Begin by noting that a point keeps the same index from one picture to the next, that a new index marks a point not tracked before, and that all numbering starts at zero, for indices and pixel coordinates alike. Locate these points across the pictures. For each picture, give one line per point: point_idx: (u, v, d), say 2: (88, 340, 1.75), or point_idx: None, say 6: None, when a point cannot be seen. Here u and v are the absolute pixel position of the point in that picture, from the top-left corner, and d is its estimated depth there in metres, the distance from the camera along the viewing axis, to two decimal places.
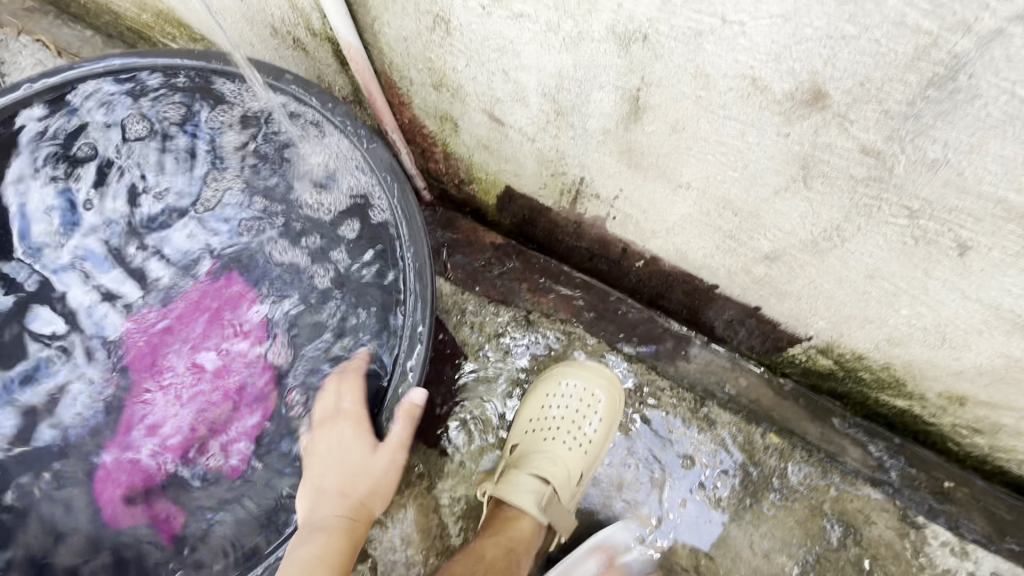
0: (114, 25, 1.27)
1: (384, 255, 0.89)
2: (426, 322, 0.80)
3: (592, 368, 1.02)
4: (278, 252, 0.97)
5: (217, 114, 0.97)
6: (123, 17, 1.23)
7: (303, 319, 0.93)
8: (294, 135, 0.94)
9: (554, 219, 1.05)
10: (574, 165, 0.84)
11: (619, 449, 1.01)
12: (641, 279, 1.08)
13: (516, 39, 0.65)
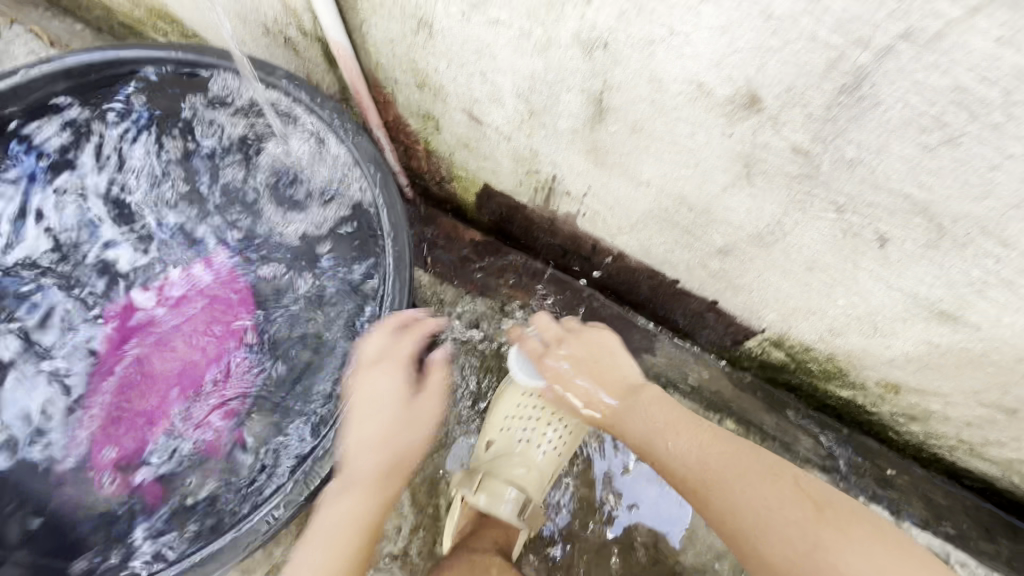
0: (106, 20, 1.30)
1: (369, 246, 0.92)
2: (404, 308, 0.82)
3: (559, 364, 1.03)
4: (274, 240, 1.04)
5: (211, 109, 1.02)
6: (115, 11, 1.26)
7: (295, 304, 1.00)
8: (285, 132, 0.98)
9: (529, 216, 1.11)
10: (547, 163, 0.90)
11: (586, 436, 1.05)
12: (611, 275, 1.14)
13: (492, 43, 0.72)
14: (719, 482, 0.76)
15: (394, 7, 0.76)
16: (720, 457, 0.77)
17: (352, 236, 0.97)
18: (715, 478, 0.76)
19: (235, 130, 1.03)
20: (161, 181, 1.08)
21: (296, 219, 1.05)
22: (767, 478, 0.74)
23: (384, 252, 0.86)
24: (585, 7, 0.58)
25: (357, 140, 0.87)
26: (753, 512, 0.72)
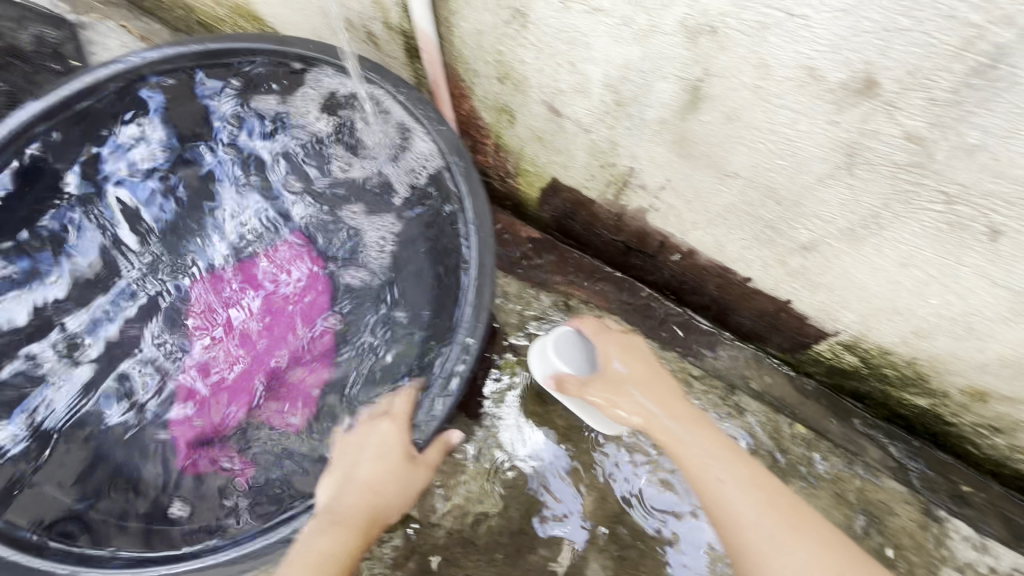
0: (185, 19, 1.35)
1: (446, 239, 0.92)
2: (488, 299, 0.80)
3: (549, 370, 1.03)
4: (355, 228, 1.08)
5: (294, 103, 1.03)
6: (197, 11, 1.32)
7: (377, 295, 1.04)
8: (373, 123, 1.00)
9: (596, 211, 1.11)
10: (625, 154, 0.90)
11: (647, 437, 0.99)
12: (675, 274, 1.14)
13: (589, 32, 0.73)
14: (704, 425, 0.81)
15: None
16: (704, 421, 0.81)
17: (431, 224, 0.96)
18: (701, 451, 0.78)
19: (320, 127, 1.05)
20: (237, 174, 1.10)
21: (377, 211, 1.05)
22: (750, 485, 0.74)
23: (464, 240, 0.86)
24: None
25: (442, 133, 0.88)
26: (724, 481, 0.74)
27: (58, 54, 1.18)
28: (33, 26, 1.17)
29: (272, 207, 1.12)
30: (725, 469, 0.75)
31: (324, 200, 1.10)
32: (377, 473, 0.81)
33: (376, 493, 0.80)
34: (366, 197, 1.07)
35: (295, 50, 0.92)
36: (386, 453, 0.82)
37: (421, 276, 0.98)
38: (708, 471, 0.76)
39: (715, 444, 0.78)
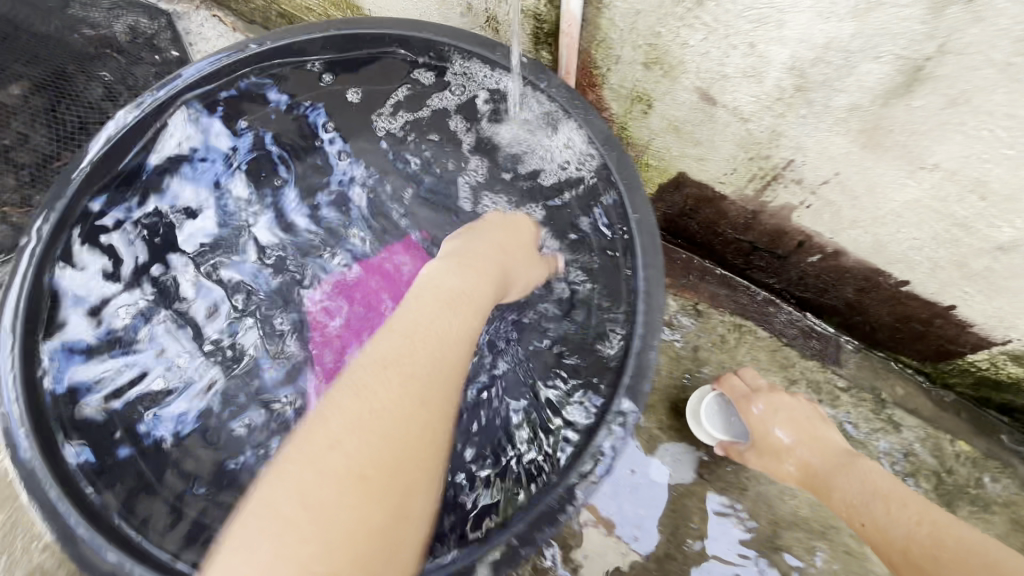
0: (266, 11, 1.24)
1: (610, 242, 0.83)
2: (660, 309, 0.70)
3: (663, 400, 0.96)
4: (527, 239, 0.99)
5: (427, 93, 0.98)
6: None
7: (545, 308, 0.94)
8: (510, 114, 0.95)
9: (725, 208, 1.04)
10: (789, 146, 0.82)
11: None
12: (805, 275, 1.07)
13: (789, 7, 0.65)
14: (863, 474, 0.81)
15: None
16: (849, 462, 0.83)
17: (592, 224, 0.88)
18: (867, 507, 0.77)
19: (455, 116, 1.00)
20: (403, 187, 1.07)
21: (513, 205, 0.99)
22: (919, 522, 0.72)
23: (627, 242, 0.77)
24: None
25: (596, 124, 0.81)
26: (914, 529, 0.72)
27: (153, 45, 1.13)
28: (126, 16, 1.12)
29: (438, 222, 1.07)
30: (904, 524, 0.73)
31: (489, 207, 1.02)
32: (456, 268, 0.79)
33: (443, 299, 0.74)
34: (498, 190, 1.02)
35: (423, 35, 0.85)
36: (466, 266, 0.80)
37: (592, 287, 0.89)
38: (894, 530, 0.73)
39: (890, 492, 0.77)
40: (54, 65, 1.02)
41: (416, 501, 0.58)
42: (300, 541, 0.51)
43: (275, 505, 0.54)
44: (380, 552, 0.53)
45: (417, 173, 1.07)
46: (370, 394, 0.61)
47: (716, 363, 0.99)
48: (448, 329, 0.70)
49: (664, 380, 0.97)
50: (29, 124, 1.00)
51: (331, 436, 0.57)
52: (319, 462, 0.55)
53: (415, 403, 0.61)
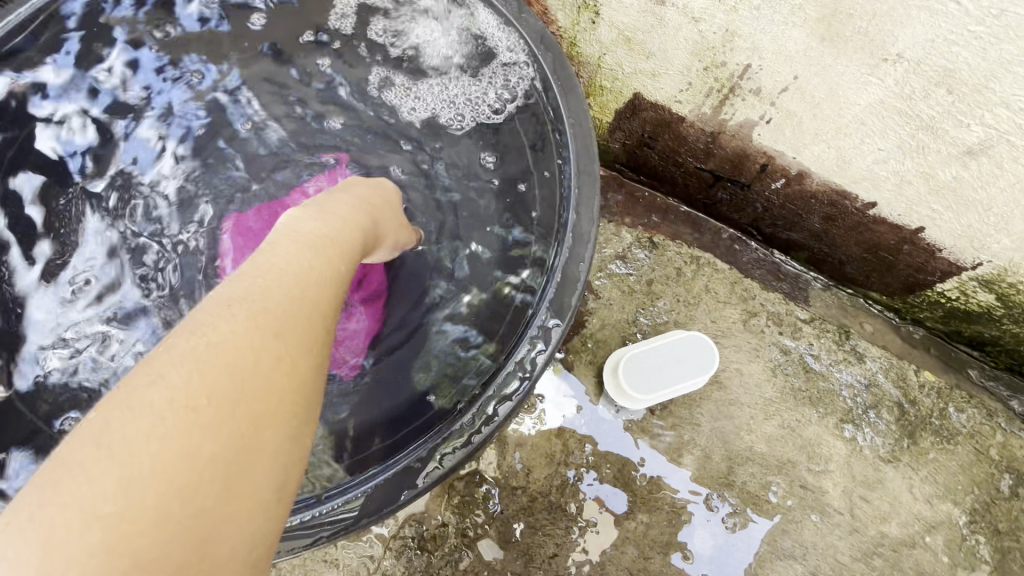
0: None
1: (543, 147, 0.76)
2: (592, 220, 0.64)
3: (616, 338, 0.89)
4: (469, 138, 0.91)
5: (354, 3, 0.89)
6: None
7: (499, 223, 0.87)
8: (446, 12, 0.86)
9: (683, 132, 0.96)
10: (744, 48, 0.75)
11: (756, 397, 0.87)
12: (769, 205, 1.00)
13: None
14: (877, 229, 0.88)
15: None
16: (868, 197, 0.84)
17: (529, 126, 0.80)
18: None
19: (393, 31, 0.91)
20: (333, 82, 0.96)
21: (462, 126, 0.92)
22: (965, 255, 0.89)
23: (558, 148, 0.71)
24: None
25: (537, 28, 0.72)
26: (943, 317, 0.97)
27: None
28: None
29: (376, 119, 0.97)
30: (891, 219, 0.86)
31: (432, 109, 0.94)
32: (344, 207, 0.71)
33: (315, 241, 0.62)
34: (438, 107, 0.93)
35: None
36: (337, 211, 0.69)
37: (534, 193, 0.79)
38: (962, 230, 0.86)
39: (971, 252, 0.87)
40: None
41: (269, 436, 0.44)
42: (91, 491, 0.37)
43: (54, 470, 0.38)
44: (217, 484, 0.40)
45: (346, 74, 0.95)
46: (201, 321, 0.47)
47: (675, 296, 0.92)
48: (320, 277, 0.57)
49: (614, 317, 0.90)
50: None
51: (149, 373, 0.43)
52: (125, 408, 0.40)
53: (266, 328, 0.48)
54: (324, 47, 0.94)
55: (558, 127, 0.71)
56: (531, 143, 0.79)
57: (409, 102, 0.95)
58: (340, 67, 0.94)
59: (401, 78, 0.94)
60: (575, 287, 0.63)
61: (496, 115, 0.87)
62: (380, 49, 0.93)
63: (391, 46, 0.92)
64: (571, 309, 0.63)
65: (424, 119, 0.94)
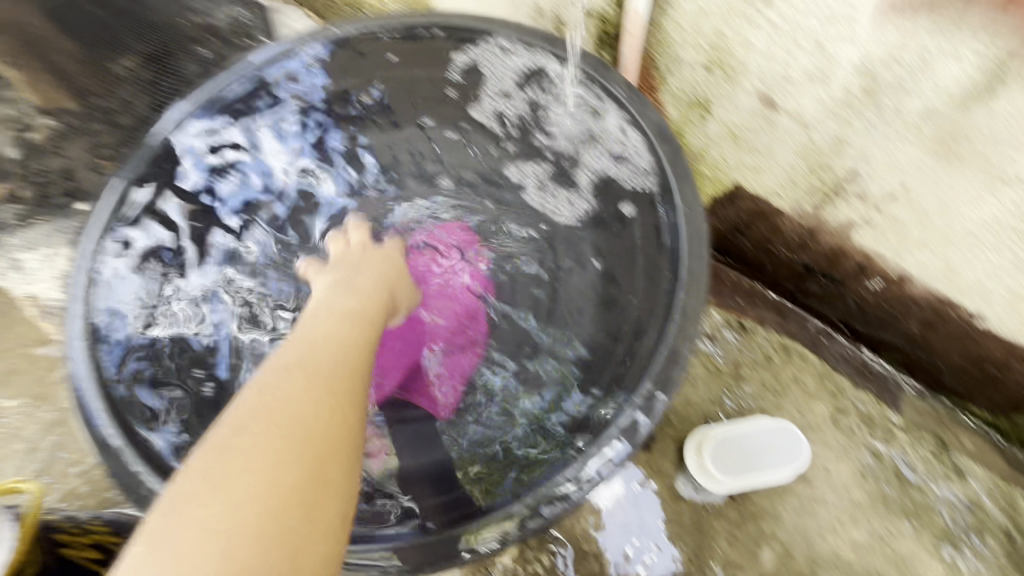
0: None
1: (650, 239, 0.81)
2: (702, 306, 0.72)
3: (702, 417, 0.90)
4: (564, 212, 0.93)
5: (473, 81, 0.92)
6: None
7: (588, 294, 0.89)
8: (561, 104, 0.90)
9: (781, 224, 0.99)
10: (852, 154, 0.79)
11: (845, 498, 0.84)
12: (862, 303, 1.00)
13: (861, 4, 0.64)
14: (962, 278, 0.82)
15: None
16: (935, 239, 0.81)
17: (633, 218, 0.84)
18: None
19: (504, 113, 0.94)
20: (448, 146, 0.97)
21: (562, 203, 0.94)
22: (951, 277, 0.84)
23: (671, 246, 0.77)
24: None
25: (661, 128, 0.79)
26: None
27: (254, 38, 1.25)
28: None
29: (481, 187, 0.98)
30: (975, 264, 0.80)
31: (537, 185, 0.95)
32: (368, 283, 0.79)
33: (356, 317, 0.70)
34: (546, 184, 0.95)
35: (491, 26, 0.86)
36: (344, 282, 0.78)
37: (637, 279, 0.82)
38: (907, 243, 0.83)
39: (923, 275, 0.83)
40: (162, 42, 1.12)
41: (335, 472, 0.50)
42: (204, 516, 0.44)
43: (173, 504, 0.45)
44: (298, 512, 0.45)
45: (457, 136, 0.96)
46: (273, 384, 0.54)
47: (763, 383, 0.93)
48: (357, 341, 0.65)
49: (699, 396, 0.92)
50: (132, 94, 1.11)
51: (235, 423, 0.51)
52: (224, 450, 0.48)
53: (324, 385, 0.55)
54: (439, 122, 0.96)
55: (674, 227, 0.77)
56: (636, 231, 0.83)
57: (517, 174, 0.95)
58: (457, 131, 0.96)
59: (503, 151, 0.95)
60: (681, 365, 0.71)
61: (597, 200, 0.90)
62: (491, 122, 0.95)
63: (502, 123, 0.94)
64: (676, 384, 0.70)
65: (534, 191, 0.95)
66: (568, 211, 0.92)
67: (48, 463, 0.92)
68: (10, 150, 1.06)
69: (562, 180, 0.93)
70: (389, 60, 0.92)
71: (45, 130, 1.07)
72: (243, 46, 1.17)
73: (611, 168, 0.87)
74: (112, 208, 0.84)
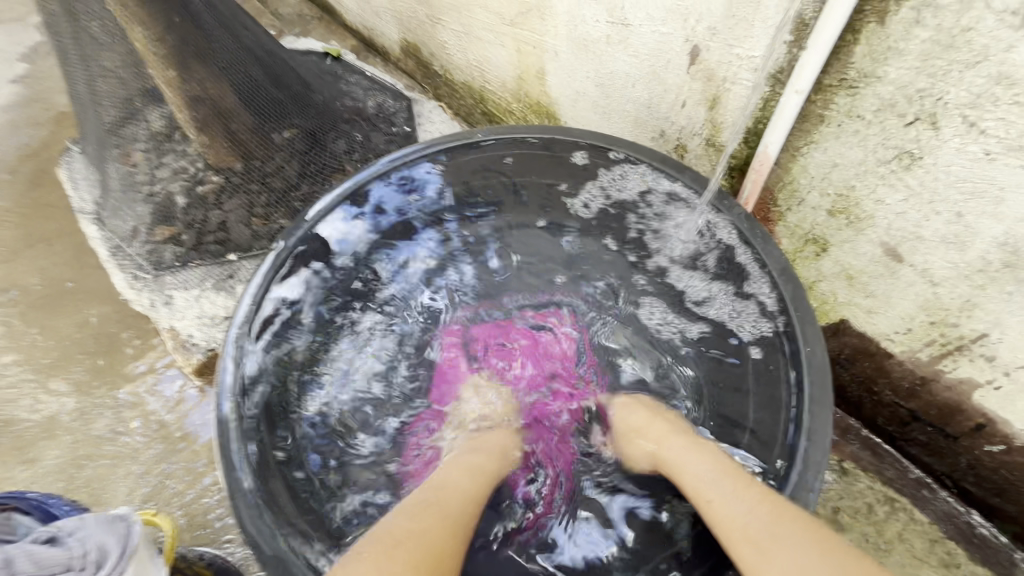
0: (472, 108, 1.59)
1: (766, 375, 0.82)
2: (823, 452, 0.74)
3: None
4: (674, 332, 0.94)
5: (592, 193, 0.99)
6: (486, 101, 1.53)
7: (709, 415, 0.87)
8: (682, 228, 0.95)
9: (889, 366, 0.97)
10: (984, 318, 0.79)
11: None
12: (975, 463, 0.94)
13: (1011, 187, 0.66)
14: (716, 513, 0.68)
15: (874, 135, 0.75)
16: (690, 456, 0.76)
17: (751, 350, 0.85)
18: None
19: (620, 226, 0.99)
20: (567, 246, 1.00)
21: (678, 321, 0.94)
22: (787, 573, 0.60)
23: (789, 384, 0.79)
24: None
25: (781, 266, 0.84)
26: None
27: (391, 120, 1.41)
28: (377, 96, 1.43)
29: (592, 290, 0.99)
30: (747, 503, 0.67)
31: (651, 298, 0.96)
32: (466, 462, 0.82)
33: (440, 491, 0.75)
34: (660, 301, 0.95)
35: (626, 148, 0.95)
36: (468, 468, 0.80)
37: (748, 410, 0.83)
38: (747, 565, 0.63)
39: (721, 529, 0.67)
40: (321, 120, 1.25)
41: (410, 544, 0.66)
42: None
43: None
44: None
45: (577, 238, 1.00)
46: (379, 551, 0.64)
47: None
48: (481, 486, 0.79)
49: None
50: (286, 159, 1.21)
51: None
52: None
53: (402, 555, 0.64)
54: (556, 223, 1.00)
55: (794, 366, 0.80)
56: (753, 364, 0.84)
57: (634, 285, 0.97)
58: (578, 234, 1.00)
59: (619, 261, 0.98)
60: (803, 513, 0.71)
61: (711, 325, 0.91)
62: (611, 230, 0.99)
63: (621, 234, 0.99)
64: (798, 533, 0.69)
65: (650, 305, 0.96)
66: (682, 330, 0.93)
67: (155, 488, 1.00)
68: (179, 199, 1.19)
69: (677, 299, 0.95)
70: (512, 163, 1.00)
71: (212, 185, 1.19)
72: (379, 132, 1.35)
73: (729, 295, 0.90)
74: (280, 259, 0.91)
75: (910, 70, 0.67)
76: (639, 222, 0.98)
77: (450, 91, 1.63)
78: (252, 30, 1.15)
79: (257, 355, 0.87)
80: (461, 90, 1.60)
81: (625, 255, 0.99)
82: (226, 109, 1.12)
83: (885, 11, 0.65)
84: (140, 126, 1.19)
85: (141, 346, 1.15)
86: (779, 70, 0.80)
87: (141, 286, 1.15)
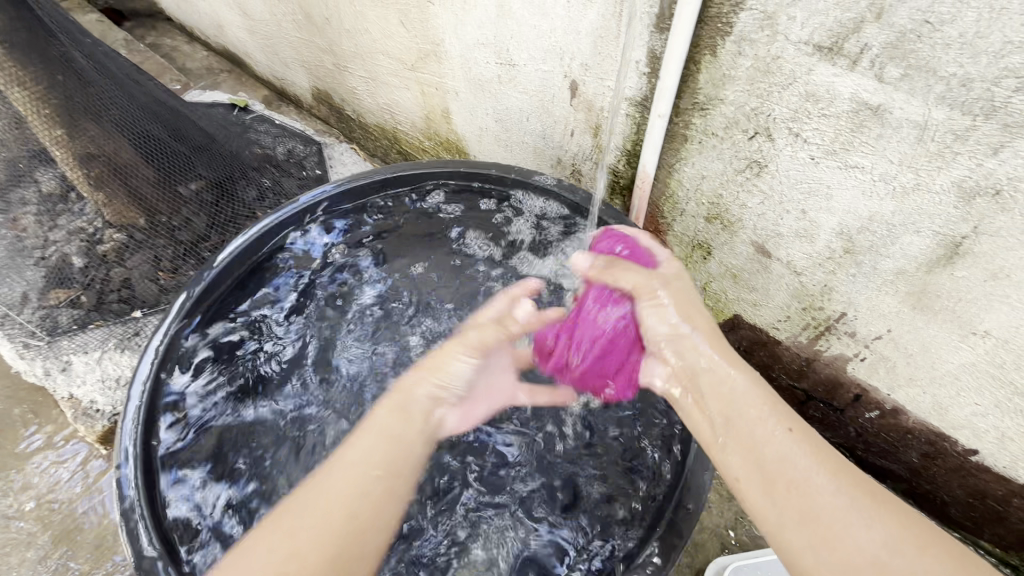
0: (387, 148, 1.64)
1: None
2: None
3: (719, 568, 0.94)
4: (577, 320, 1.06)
5: (427, 232, 1.13)
6: (399, 141, 1.59)
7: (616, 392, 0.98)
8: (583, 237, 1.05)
9: (779, 353, 1.07)
10: (840, 300, 0.90)
11: None
12: (862, 432, 1.05)
13: (835, 185, 0.78)
14: (756, 436, 0.61)
15: (727, 149, 0.86)
16: (801, 452, 0.60)
17: None
18: None
19: (526, 238, 1.11)
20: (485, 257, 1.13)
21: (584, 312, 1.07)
22: (829, 548, 0.53)
23: None
24: (987, 158, 0.64)
25: None
26: (884, 554, 0.52)
27: (302, 164, 1.43)
28: (287, 143, 1.45)
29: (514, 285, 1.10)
30: (830, 481, 0.57)
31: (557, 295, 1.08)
32: (387, 416, 0.70)
33: (389, 437, 0.68)
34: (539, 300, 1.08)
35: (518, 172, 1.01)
36: (392, 430, 0.69)
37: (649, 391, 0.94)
38: (767, 520, 0.58)
39: (769, 466, 0.59)
40: (228, 168, 1.23)
41: (354, 557, 0.59)
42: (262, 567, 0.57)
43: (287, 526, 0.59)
44: (330, 547, 0.58)
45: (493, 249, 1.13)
46: (314, 496, 0.62)
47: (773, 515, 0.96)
48: (413, 443, 0.69)
49: (713, 523, 1.00)
50: (194, 212, 1.18)
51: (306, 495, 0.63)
52: (283, 532, 0.59)
53: (343, 523, 0.60)
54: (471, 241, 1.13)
55: None
56: None
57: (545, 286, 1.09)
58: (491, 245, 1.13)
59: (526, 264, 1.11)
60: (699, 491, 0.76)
61: None
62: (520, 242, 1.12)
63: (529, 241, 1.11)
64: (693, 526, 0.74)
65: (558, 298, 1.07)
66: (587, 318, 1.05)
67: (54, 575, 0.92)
68: (75, 260, 1.14)
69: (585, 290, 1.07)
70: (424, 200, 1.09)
71: (113, 244, 1.14)
72: (292, 178, 1.36)
73: None
74: (184, 306, 0.89)
75: (742, 92, 0.78)
76: (544, 233, 1.09)
77: (364, 134, 1.68)
78: (144, 86, 1.15)
79: (163, 402, 0.84)
80: (374, 134, 1.64)
81: (534, 259, 1.11)
82: (122, 165, 1.09)
83: (714, 45, 0.77)
84: (29, 187, 1.19)
85: (35, 421, 1.06)
86: (643, 99, 0.90)
87: (33, 355, 1.07)
